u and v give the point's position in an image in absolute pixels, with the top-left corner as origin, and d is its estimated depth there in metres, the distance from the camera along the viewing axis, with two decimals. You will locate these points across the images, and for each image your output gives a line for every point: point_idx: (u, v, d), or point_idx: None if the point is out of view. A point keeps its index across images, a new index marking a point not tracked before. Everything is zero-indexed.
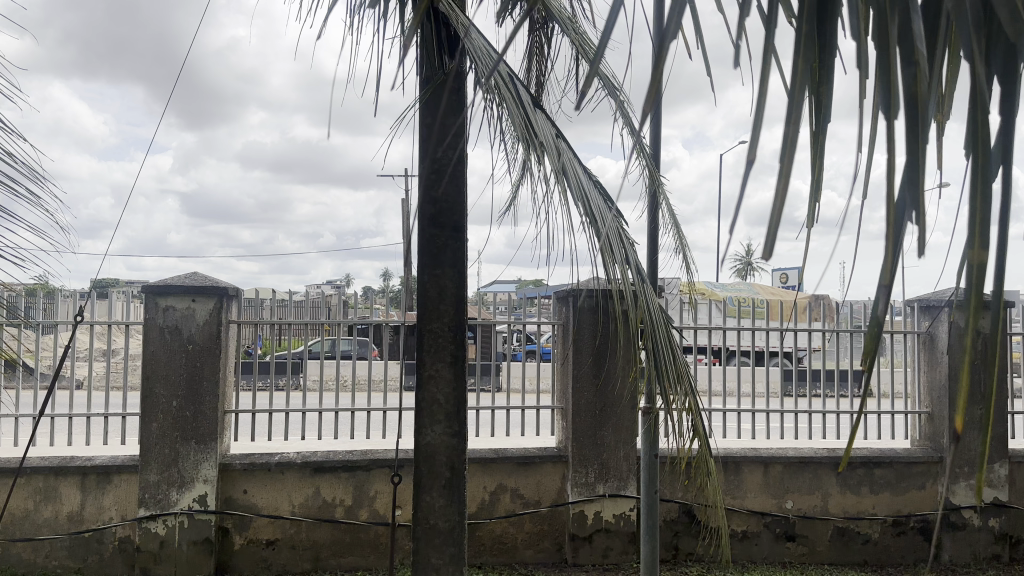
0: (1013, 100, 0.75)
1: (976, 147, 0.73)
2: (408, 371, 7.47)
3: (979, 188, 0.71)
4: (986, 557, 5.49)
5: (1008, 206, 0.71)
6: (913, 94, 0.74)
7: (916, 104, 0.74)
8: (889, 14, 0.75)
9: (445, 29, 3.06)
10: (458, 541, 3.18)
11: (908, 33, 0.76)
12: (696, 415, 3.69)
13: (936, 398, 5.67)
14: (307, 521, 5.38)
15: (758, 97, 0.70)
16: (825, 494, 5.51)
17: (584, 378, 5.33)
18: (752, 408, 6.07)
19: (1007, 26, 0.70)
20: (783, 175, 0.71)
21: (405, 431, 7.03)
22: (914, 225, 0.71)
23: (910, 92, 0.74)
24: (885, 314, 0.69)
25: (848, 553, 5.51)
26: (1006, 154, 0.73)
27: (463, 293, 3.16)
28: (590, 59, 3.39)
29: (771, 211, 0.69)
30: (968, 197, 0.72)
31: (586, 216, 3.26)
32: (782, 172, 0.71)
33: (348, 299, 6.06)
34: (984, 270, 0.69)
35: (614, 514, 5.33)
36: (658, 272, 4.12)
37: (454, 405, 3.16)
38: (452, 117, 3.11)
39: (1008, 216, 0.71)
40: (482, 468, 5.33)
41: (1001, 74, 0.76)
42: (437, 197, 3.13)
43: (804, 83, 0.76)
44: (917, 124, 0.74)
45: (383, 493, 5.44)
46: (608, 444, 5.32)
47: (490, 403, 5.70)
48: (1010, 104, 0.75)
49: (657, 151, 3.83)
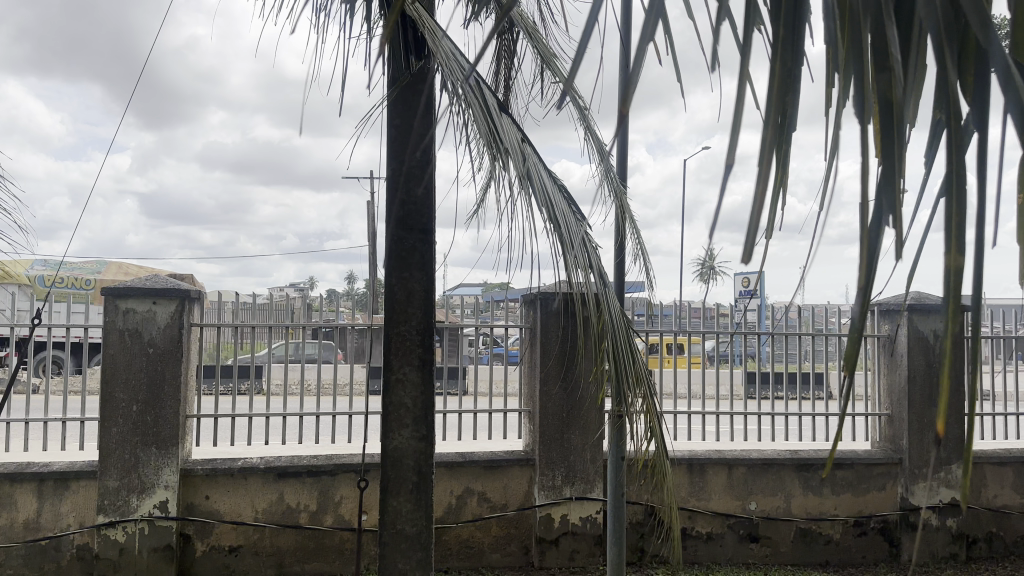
0: (984, 100, 0.78)
1: (953, 152, 0.75)
2: (374, 374, 7.41)
3: (955, 190, 0.74)
4: (943, 557, 5.60)
5: (981, 210, 0.73)
6: (887, 99, 0.77)
7: (890, 112, 0.76)
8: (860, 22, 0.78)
9: (413, 32, 3.06)
10: (425, 546, 3.16)
11: (881, 42, 0.78)
12: (654, 420, 3.81)
13: (896, 401, 5.78)
14: (271, 527, 5.29)
15: (737, 104, 0.72)
16: (787, 495, 5.59)
17: (551, 381, 5.34)
18: (716, 412, 6.12)
19: (977, 33, 0.73)
20: (761, 179, 0.72)
21: (371, 436, 6.98)
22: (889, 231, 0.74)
23: (885, 98, 0.77)
24: (865, 320, 0.73)
25: (810, 554, 5.59)
26: (981, 157, 0.75)
27: (431, 295, 3.15)
28: (555, 66, 3.44)
29: (749, 218, 0.71)
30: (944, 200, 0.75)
31: (550, 220, 3.27)
32: (760, 176, 0.73)
33: (312, 302, 5.90)
34: (959, 274, 0.72)
35: (580, 517, 5.35)
36: (625, 276, 4.15)
37: (422, 408, 3.14)
38: (420, 120, 3.12)
39: (984, 221, 0.73)
40: (449, 471, 5.32)
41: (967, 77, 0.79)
42: (406, 199, 3.11)
43: (781, 85, 0.77)
44: (892, 130, 0.76)
45: (349, 498, 5.39)
46: (574, 447, 5.34)
47: (457, 407, 5.67)
48: (981, 105, 0.78)
49: (623, 157, 3.87)
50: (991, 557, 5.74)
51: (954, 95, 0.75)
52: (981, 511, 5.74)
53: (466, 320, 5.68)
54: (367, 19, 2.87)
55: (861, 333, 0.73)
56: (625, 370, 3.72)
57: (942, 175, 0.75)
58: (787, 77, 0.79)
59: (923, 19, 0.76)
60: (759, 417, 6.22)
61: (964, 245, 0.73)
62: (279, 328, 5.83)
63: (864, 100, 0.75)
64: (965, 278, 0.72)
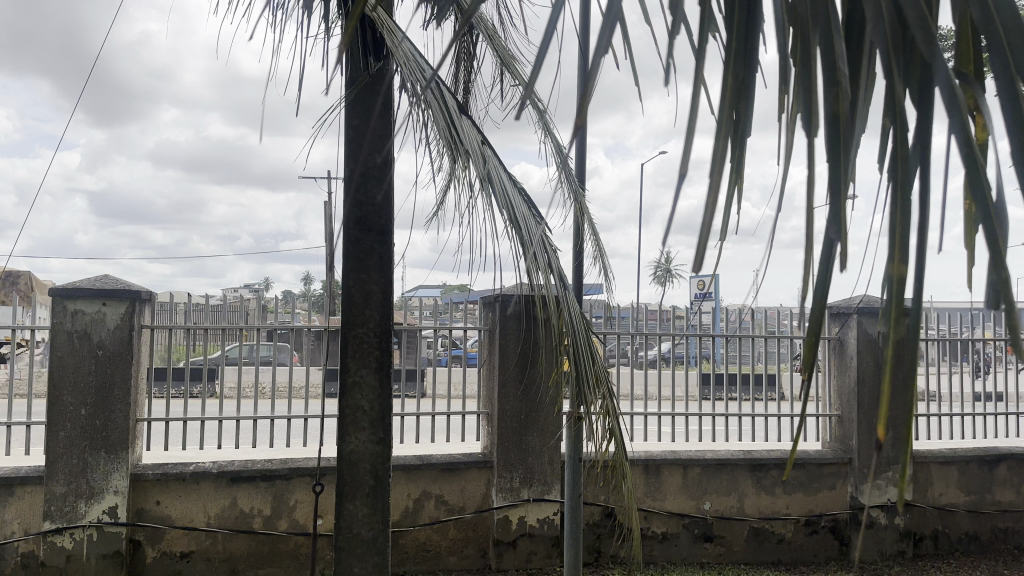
0: (930, 113, 0.80)
1: (900, 167, 0.77)
2: (330, 377, 7.34)
3: (899, 202, 0.76)
4: (891, 554, 5.74)
5: (924, 221, 0.75)
6: (834, 112, 0.78)
7: (838, 121, 0.78)
8: (809, 38, 0.80)
9: (371, 33, 3.05)
10: (383, 550, 3.14)
11: (828, 54, 0.80)
12: (614, 421, 3.84)
13: (845, 401, 5.91)
14: (224, 532, 5.20)
15: (690, 112, 0.73)
16: (740, 494, 5.68)
17: (509, 383, 5.35)
18: (672, 413, 6.19)
19: (922, 46, 0.75)
20: (713, 184, 0.74)
21: (326, 440, 6.90)
22: (836, 239, 0.76)
23: (832, 110, 0.78)
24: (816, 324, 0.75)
25: (762, 553, 5.69)
26: (923, 169, 0.77)
27: (389, 296, 3.12)
28: (514, 70, 3.45)
29: (703, 222, 0.72)
30: (890, 209, 0.77)
31: (510, 222, 3.28)
32: (712, 181, 0.74)
33: (267, 303, 5.81)
34: (903, 281, 0.74)
35: (537, 519, 5.36)
36: (583, 278, 4.18)
37: (379, 410, 3.12)
38: (379, 121, 3.11)
39: (927, 232, 0.75)
40: (406, 475, 5.28)
41: (915, 89, 0.81)
42: (364, 201, 3.08)
43: (734, 95, 0.78)
44: (840, 139, 0.78)
45: (304, 502, 5.32)
46: (532, 449, 5.35)
47: (414, 410, 5.64)
48: (927, 119, 0.80)
49: (582, 160, 3.90)
50: (936, 554, 5.90)
51: (898, 112, 0.77)
52: (928, 509, 5.90)
53: (424, 321, 5.64)
54: (325, 19, 2.85)
55: (813, 339, 0.75)
56: (586, 371, 3.74)
57: (888, 187, 0.77)
58: (740, 83, 0.80)
59: (869, 35, 0.79)
60: (713, 418, 6.32)
61: (908, 255, 0.75)
62: (234, 330, 5.73)
63: (812, 109, 0.76)
64: (907, 286, 0.74)
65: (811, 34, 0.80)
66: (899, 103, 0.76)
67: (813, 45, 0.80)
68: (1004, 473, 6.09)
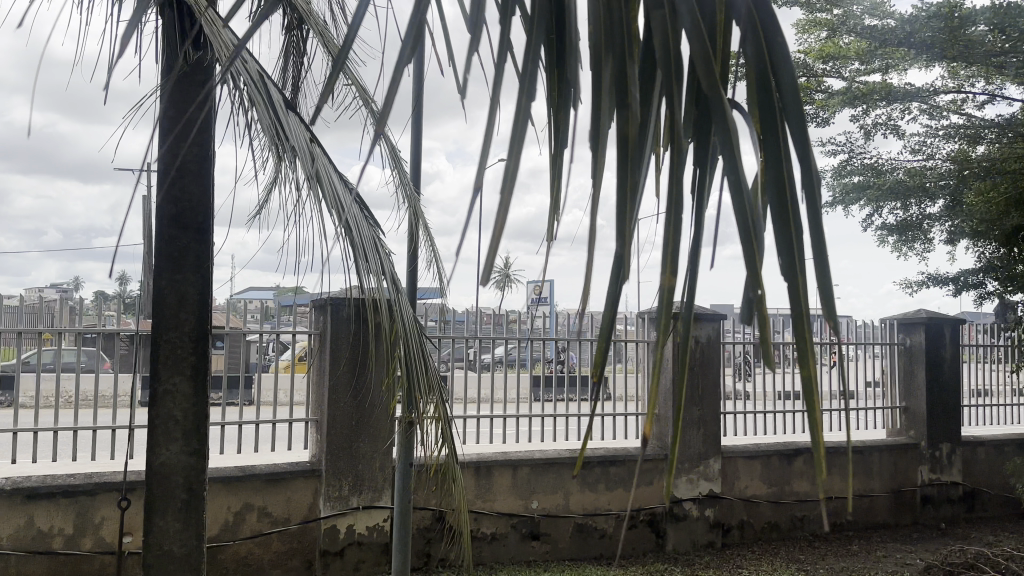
0: (707, 145, 0.84)
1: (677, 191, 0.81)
2: (145, 384, 6.86)
3: (673, 220, 0.79)
4: (702, 544, 6.13)
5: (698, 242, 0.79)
6: (623, 133, 0.81)
7: (628, 147, 0.80)
8: (603, 64, 0.83)
9: (190, 20, 2.87)
10: (192, 567, 2.96)
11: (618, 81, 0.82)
12: (444, 424, 3.84)
13: (664, 401, 6.25)
14: (16, 556, 4.72)
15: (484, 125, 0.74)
16: (567, 493, 5.86)
17: (340, 388, 5.23)
18: (502, 415, 6.30)
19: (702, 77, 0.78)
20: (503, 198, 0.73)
21: (139, 451, 6.44)
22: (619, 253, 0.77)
23: (622, 132, 0.80)
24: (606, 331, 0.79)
25: (586, 549, 5.89)
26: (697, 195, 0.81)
27: (205, 299, 2.95)
28: (346, 68, 3.37)
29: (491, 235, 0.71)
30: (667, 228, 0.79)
31: (340, 223, 3.19)
32: (502, 194, 0.74)
33: (72, 304, 5.34)
34: (671, 292, 0.77)
35: (366, 526, 5.28)
36: (416, 282, 4.16)
37: (193, 420, 2.93)
38: (197, 113, 2.93)
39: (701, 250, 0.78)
40: (226, 488, 5.02)
41: (698, 121, 0.84)
42: (180, 196, 2.90)
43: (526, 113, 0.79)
44: (629, 160, 0.79)
45: (111, 519, 4.93)
46: (363, 456, 5.27)
47: (239, 417, 5.38)
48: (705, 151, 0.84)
49: (416, 163, 3.88)
50: (742, 542, 6.36)
51: (677, 137, 0.79)
52: (735, 501, 6.35)
53: (250, 325, 5.37)
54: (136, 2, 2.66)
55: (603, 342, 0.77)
56: (416, 375, 3.71)
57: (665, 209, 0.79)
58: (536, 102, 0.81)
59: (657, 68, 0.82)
60: (542, 420, 6.49)
61: (679, 271, 0.78)
62: (32, 334, 5.22)
63: (597, 134, 0.80)
64: (676, 294, 0.78)
65: (605, 56, 0.83)
66: (678, 127, 0.79)
67: (606, 68, 0.82)
68: (801, 465, 6.65)
